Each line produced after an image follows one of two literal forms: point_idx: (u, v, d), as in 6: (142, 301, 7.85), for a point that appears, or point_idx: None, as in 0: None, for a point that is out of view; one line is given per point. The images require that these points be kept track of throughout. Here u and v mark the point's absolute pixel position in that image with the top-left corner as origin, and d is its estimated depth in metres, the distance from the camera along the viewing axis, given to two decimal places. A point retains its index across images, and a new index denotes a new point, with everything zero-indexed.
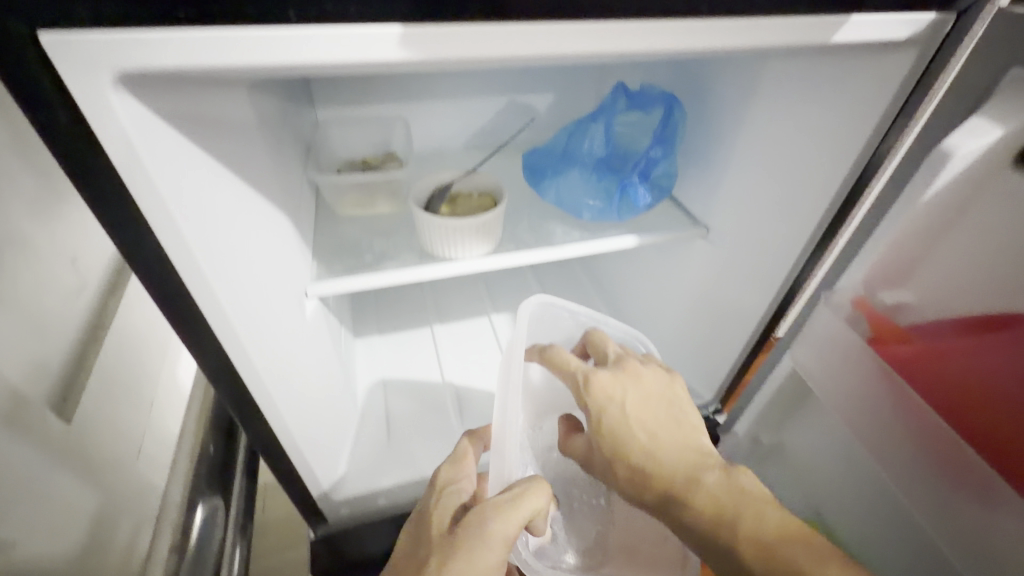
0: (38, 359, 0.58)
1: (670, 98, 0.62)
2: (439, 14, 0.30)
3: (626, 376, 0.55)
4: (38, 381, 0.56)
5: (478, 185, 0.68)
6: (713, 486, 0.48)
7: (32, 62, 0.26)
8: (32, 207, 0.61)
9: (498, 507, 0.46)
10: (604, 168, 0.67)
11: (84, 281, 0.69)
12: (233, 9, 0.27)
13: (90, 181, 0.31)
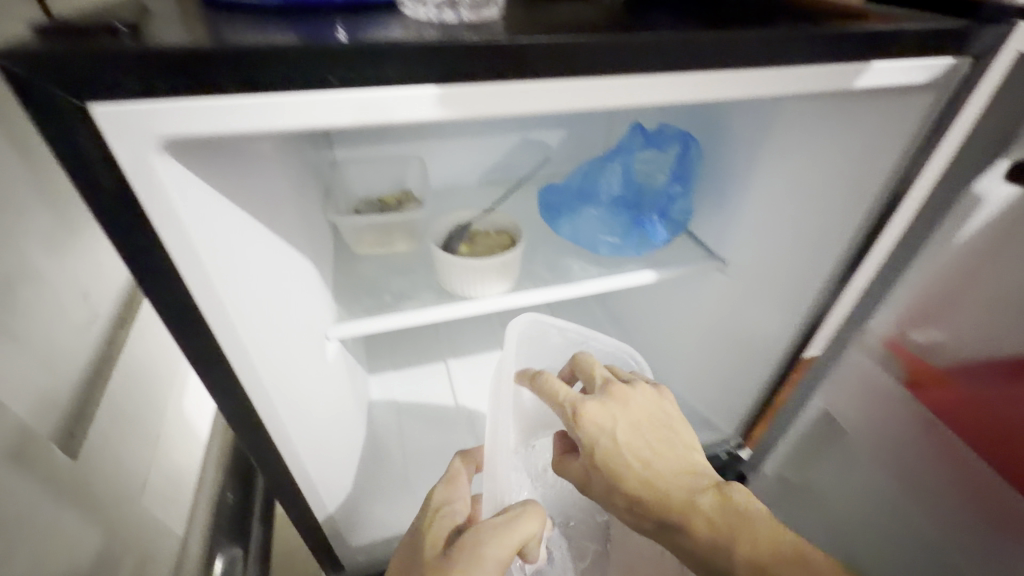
0: (47, 393, 0.57)
1: (687, 137, 0.63)
2: (476, 75, 0.31)
3: (616, 404, 0.52)
4: (46, 417, 0.55)
5: (497, 223, 0.69)
6: (710, 514, 0.48)
7: (82, 132, 0.27)
8: (45, 242, 0.59)
9: (493, 528, 0.46)
10: (620, 205, 0.67)
11: (95, 313, 0.66)
12: (277, 79, 0.28)
13: (129, 243, 0.31)
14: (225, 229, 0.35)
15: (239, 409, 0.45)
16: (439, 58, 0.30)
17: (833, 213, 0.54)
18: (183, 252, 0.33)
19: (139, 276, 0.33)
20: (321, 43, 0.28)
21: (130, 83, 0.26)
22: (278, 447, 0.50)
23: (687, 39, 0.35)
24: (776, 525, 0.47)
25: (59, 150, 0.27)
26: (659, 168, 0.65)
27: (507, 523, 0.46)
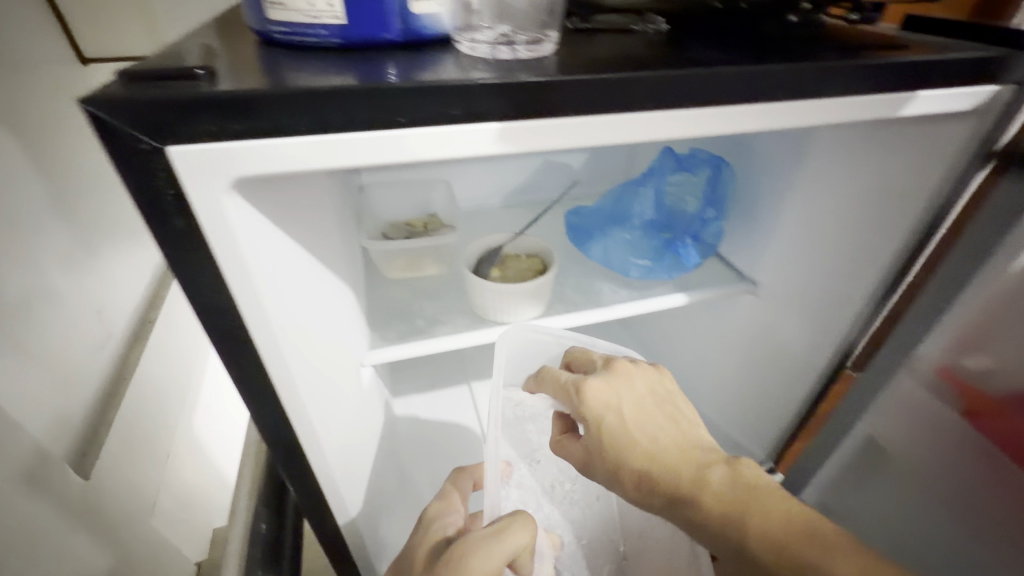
0: (63, 414, 0.64)
1: (718, 160, 0.63)
2: (535, 110, 0.31)
3: (618, 377, 0.48)
4: (61, 437, 0.62)
5: (529, 247, 0.69)
6: (718, 486, 0.42)
7: (159, 174, 0.27)
8: (64, 265, 0.67)
9: (479, 538, 0.47)
10: (653, 228, 0.67)
11: (110, 333, 0.75)
12: (346, 119, 0.28)
13: (192, 278, 0.32)
14: (280, 262, 0.36)
15: (281, 437, 0.45)
16: (500, 95, 0.30)
17: (871, 238, 0.54)
18: (243, 287, 0.33)
19: (200, 309, 0.33)
20: (388, 84, 0.28)
21: (207, 126, 0.26)
22: (318, 474, 0.50)
23: (732, 73, 0.35)
24: (792, 502, 0.41)
25: (134, 190, 0.27)
26: (689, 191, 0.64)
27: (495, 535, 0.48)
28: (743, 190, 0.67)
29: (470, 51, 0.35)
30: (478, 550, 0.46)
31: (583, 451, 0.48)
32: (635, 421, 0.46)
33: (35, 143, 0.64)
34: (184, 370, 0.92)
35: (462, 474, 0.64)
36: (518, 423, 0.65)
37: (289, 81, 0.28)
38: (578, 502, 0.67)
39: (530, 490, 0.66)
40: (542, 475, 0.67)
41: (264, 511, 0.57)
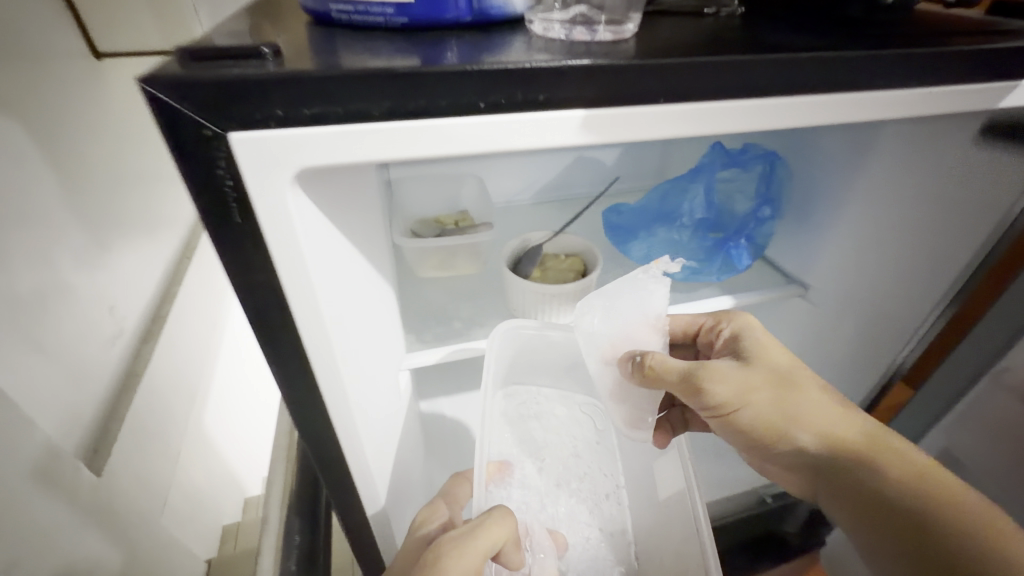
0: (74, 409, 0.61)
1: (773, 155, 0.61)
2: (625, 96, 0.29)
3: None
4: (71, 432, 0.60)
5: (572, 245, 0.66)
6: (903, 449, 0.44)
7: (220, 164, 0.24)
8: (77, 257, 0.64)
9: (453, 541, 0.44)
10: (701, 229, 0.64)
11: (121, 328, 0.73)
12: (425, 105, 0.25)
13: (251, 282, 0.29)
14: (335, 263, 0.32)
15: (324, 449, 0.42)
16: (588, 79, 0.27)
17: (943, 245, 0.52)
18: (302, 295, 0.30)
19: (253, 313, 0.31)
20: (470, 66, 0.25)
21: (275, 111, 0.24)
22: (360, 491, 0.47)
23: (822, 59, 0.33)
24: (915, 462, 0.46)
25: (193, 183, 0.25)
26: (742, 188, 0.62)
27: (467, 536, 0.44)
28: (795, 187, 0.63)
29: (542, 33, 0.32)
30: (445, 554, 0.43)
31: (741, 382, 0.45)
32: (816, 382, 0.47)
33: (47, 134, 0.61)
34: (195, 367, 0.90)
35: (460, 480, 0.59)
36: (521, 423, 0.66)
37: (351, 62, 0.25)
38: (587, 501, 0.63)
39: (534, 490, 0.62)
40: (544, 476, 0.63)
41: (298, 521, 0.54)
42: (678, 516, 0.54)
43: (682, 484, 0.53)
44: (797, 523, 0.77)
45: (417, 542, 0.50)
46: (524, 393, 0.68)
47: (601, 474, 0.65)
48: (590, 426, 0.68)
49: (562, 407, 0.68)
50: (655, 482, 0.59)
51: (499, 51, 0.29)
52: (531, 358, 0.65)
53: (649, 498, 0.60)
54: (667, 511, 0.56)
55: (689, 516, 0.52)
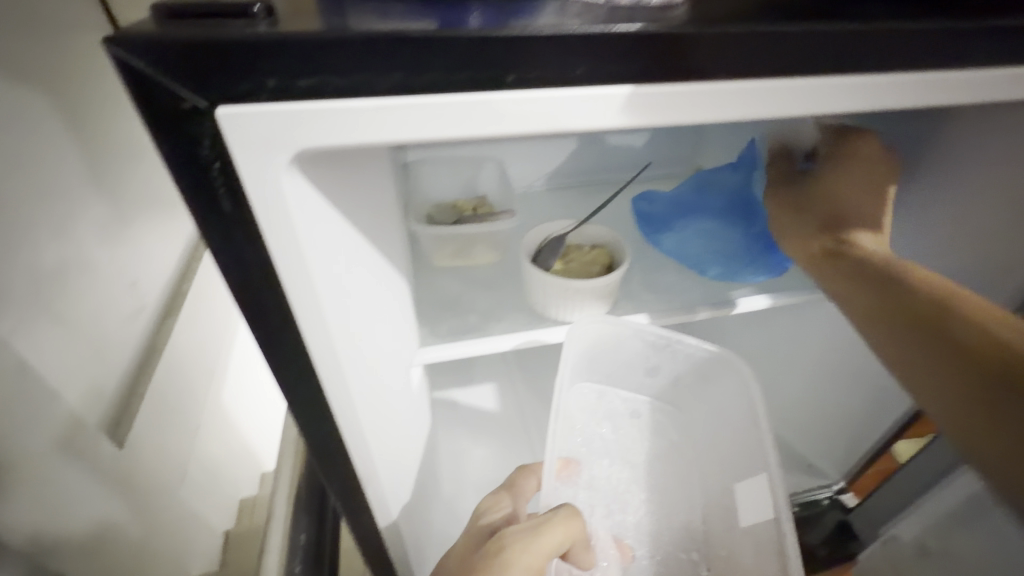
0: (95, 381, 0.60)
1: None
2: (676, 71, 0.24)
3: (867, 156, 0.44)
4: (95, 405, 0.60)
5: (598, 237, 0.62)
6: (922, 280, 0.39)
7: (204, 143, 0.21)
8: (97, 233, 0.62)
9: (519, 536, 0.44)
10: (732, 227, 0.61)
11: (143, 304, 0.72)
12: (444, 77, 0.21)
13: (243, 277, 0.26)
14: (342, 254, 0.29)
15: (331, 453, 0.40)
16: (639, 49, 0.23)
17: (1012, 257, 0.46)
18: (299, 288, 0.27)
19: (248, 309, 0.28)
20: (499, 31, 0.21)
21: (266, 80, 0.20)
22: (367, 494, 0.45)
23: (913, 29, 0.28)
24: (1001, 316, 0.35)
25: (175, 165, 0.21)
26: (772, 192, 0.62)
27: (533, 532, 0.44)
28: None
29: None
30: (518, 552, 0.43)
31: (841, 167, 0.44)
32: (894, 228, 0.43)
33: (67, 106, 0.59)
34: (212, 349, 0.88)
35: (526, 474, 0.57)
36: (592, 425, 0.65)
37: (358, 24, 0.22)
38: (655, 513, 0.63)
39: (600, 492, 0.62)
40: (613, 480, 0.63)
41: (304, 519, 0.53)
42: (763, 545, 0.53)
43: (770, 513, 0.52)
44: (823, 531, 0.73)
45: (479, 533, 0.50)
46: (595, 393, 0.67)
47: (675, 488, 0.64)
48: (664, 434, 0.66)
49: (638, 414, 0.67)
50: (736, 506, 0.57)
51: (531, 13, 0.25)
52: (610, 361, 0.64)
53: (728, 520, 0.58)
54: (749, 536, 0.55)
55: (775, 547, 0.50)
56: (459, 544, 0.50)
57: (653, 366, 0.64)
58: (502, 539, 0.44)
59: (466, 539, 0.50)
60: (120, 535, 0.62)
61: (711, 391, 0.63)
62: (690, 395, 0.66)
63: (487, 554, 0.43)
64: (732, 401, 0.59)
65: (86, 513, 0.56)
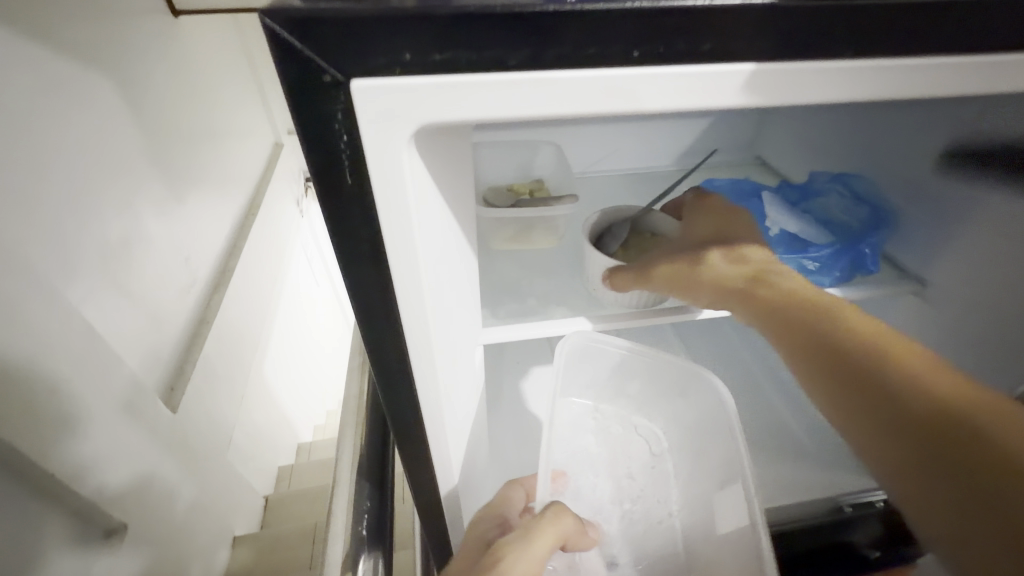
0: (147, 348, 0.74)
1: (842, 176, 0.64)
2: (805, 45, 0.23)
3: (701, 206, 0.56)
4: (143, 367, 0.73)
5: (663, 224, 0.60)
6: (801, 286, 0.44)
7: (337, 119, 0.22)
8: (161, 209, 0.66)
9: (511, 545, 0.45)
10: (774, 220, 0.61)
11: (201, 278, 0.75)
12: (569, 51, 0.21)
13: (351, 253, 0.27)
14: (440, 233, 0.30)
15: (408, 426, 0.41)
16: (767, 25, 0.22)
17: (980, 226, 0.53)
18: (403, 271, 0.28)
19: (357, 290, 0.29)
20: (631, 5, 0.21)
21: (401, 55, 0.20)
22: (432, 465, 0.47)
23: None
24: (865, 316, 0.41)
25: (308, 139, 0.22)
26: (837, 202, 0.63)
27: (524, 541, 0.45)
28: (901, 181, 0.60)
29: None
30: (512, 560, 0.43)
31: (696, 213, 0.56)
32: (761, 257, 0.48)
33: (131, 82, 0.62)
34: None
35: (513, 486, 0.58)
36: (579, 435, 0.67)
37: None
38: (636, 524, 0.62)
39: (587, 502, 0.63)
40: (597, 490, 0.64)
41: (368, 487, 0.54)
42: (742, 552, 0.52)
43: (747, 520, 0.52)
44: (869, 535, 0.68)
45: (476, 543, 0.50)
46: (579, 406, 0.68)
47: (654, 499, 0.63)
48: (645, 448, 0.66)
49: (620, 427, 0.68)
50: (714, 513, 0.57)
51: None
52: (594, 371, 0.66)
53: (707, 529, 0.58)
54: (731, 545, 0.53)
55: (754, 553, 0.50)
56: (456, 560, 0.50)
57: (640, 377, 0.66)
58: (496, 550, 0.45)
59: (463, 550, 0.51)
60: (160, 483, 0.77)
61: (690, 404, 0.63)
62: (676, 411, 0.65)
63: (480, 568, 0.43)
64: (716, 418, 0.59)
65: (109, 468, 0.66)
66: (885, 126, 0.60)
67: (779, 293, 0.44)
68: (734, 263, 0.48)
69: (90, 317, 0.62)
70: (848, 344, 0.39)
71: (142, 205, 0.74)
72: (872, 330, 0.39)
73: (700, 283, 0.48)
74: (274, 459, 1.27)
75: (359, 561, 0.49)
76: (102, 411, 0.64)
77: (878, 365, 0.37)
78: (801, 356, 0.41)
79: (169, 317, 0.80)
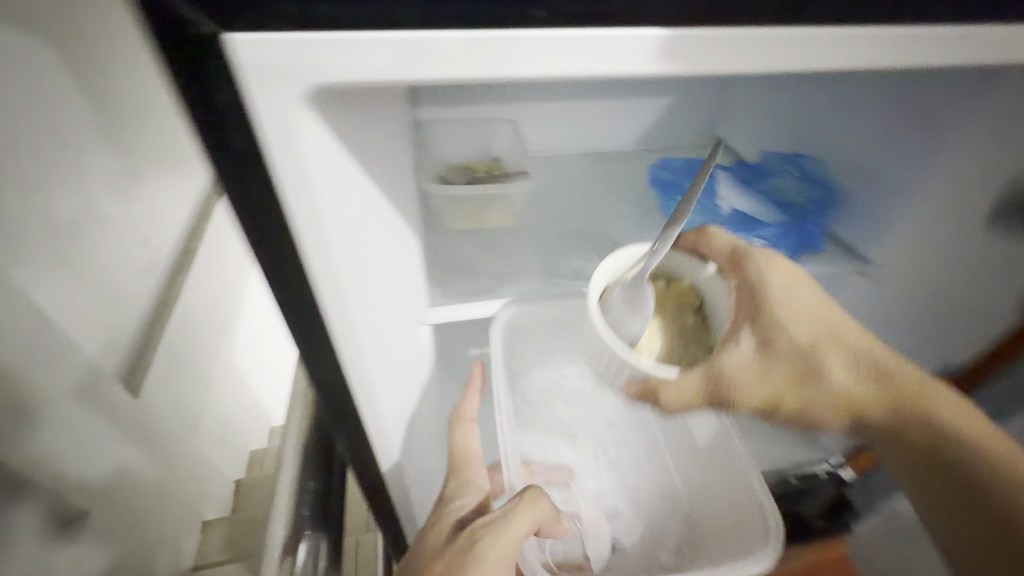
0: (107, 335, 0.71)
1: (793, 157, 0.66)
2: (715, 12, 0.22)
3: (759, 260, 0.47)
4: (107, 352, 0.71)
5: (683, 265, 0.50)
6: (915, 383, 0.47)
7: (217, 80, 0.20)
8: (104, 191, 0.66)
9: (489, 527, 0.46)
10: (726, 199, 0.63)
11: (151, 261, 0.83)
12: (463, 7, 0.20)
13: (254, 224, 0.26)
14: (356, 208, 0.29)
15: (339, 405, 0.40)
16: None
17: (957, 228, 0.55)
18: (315, 250, 0.27)
19: (264, 263, 0.28)
20: None
21: (279, 7, 0.19)
22: (373, 443, 0.46)
23: None
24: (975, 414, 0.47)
25: (190, 102, 0.21)
26: (788, 184, 0.65)
27: (502, 522, 0.47)
28: (852, 160, 0.61)
29: None
30: (485, 541, 0.45)
31: (774, 289, 0.46)
32: (863, 350, 0.47)
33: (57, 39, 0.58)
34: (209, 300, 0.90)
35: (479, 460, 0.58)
36: (542, 405, 0.68)
37: None
38: (627, 461, 0.70)
39: (572, 462, 0.68)
40: (578, 451, 0.68)
41: (312, 472, 0.53)
42: (725, 467, 0.63)
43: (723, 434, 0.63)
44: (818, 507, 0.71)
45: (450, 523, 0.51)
46: (542, 378, 0.68)
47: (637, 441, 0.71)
48: (617, 400, 0.69)
49: (586, 386, 0.68)
50: (693, 437, 0.67)
51: None
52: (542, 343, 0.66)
53: (693, 456, 0.68)
54: (716, 466, 0.64)
55: (738, 468, 0.61)
56: (426, 539, 0.50)
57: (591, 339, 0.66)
58: (472, 535, 0.46)
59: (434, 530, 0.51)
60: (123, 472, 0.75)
61: None
62: None
63: (458, 553, 0.45)
64: None
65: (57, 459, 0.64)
66: (829, 103, 0.61)
67: (893, 404, 0.47)
68: (843, 356, 0.46)
69: (39, 299, 0.59)
70: (984, 469, 0.45)
71: (94, 182, 0.70)
72: (991, 444, 0.46)
73: (819, 400, 0.47)
74: (245, 444, 1.25)
75: (299, 544, 0.48)
76: (55, 396, 0.62)
77: (1006, 499, 0.44)
78: (908, 456, 0.48)
79: (128, 301, 0.76)
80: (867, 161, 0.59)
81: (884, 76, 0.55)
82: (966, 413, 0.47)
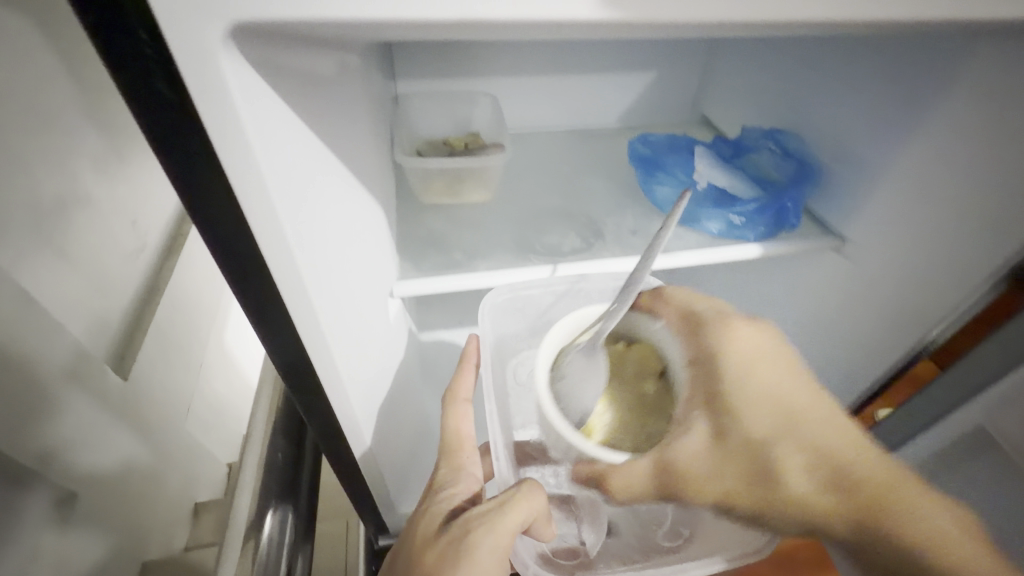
0: (96, 316, 0.68)
1: (771, 134, 0.66)
2: None
3: (716, 334, 0.51)
4: (94, 335, 0.67)
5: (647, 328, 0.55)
6: (874, 480, 0.44)
7: (132, 17, 0.21)
8: (93, 168, 0.68)
9: (486, 516, 0.45)
10: (703, 174, 0.64)
11: (143, 243, 0.79)
12: None
13: (186, 171, 0.27)
14: (295, 164, 0.29)
15: (301, 374, 0.40)
16: None
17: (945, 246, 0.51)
18: (248, 190, 0.27)
19: (204, 215, 0.29)
20: None
21: None
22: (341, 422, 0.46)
23: None
24: (946, 526, 0.42)
25: (107, 43, 0.22)
26: (767, 161, 0.65)
27: (498, 511, 0.46)
28: (825, 134, 0.61)
29: None
30: (481, 533, 0.44)
31: (722, 376, 0.49)
32: (814, 444, 0.45)
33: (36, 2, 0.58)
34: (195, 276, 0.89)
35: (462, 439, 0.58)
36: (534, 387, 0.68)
37: None
38: None
39: None
40: None
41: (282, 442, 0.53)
42: None
43: None
44: None
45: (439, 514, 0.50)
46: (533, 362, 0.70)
47: None
48: None
49: None
50: None
51: None
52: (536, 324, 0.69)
53: None
54: None
55: None
56: (416, 529, 0.49)
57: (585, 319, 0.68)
58: (467, 523, 0.46)
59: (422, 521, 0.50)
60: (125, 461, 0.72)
61: None
62: None
63: (451, 544, 0.44)
64: None
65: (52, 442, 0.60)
66: (815, 79, 0.61)
67: (847, 507, 0.43)
68: (801, 451, 0.45)
69: (25, 280, 0.56)
70: None
71: (80, 160, 0.65)
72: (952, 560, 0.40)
73: (774, 501, 0.46)
74: None
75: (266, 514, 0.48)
76: (47, 382, 0.59)
77: None
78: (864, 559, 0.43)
79: (117, 283, 0.72)
80: (839, 135, 0.59)
81: (856, 48, 0.55)
82: (935, 520, 0.42)
